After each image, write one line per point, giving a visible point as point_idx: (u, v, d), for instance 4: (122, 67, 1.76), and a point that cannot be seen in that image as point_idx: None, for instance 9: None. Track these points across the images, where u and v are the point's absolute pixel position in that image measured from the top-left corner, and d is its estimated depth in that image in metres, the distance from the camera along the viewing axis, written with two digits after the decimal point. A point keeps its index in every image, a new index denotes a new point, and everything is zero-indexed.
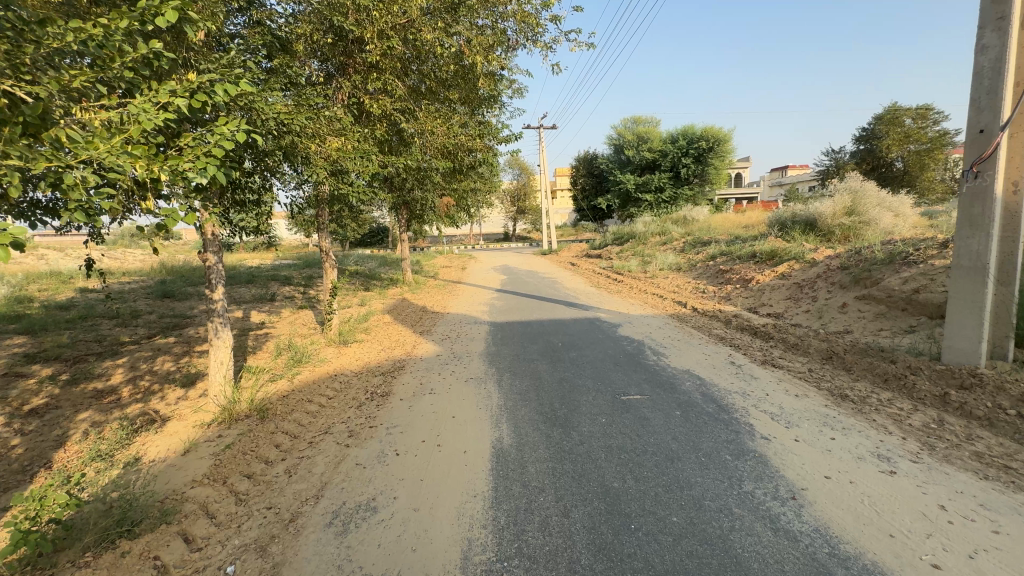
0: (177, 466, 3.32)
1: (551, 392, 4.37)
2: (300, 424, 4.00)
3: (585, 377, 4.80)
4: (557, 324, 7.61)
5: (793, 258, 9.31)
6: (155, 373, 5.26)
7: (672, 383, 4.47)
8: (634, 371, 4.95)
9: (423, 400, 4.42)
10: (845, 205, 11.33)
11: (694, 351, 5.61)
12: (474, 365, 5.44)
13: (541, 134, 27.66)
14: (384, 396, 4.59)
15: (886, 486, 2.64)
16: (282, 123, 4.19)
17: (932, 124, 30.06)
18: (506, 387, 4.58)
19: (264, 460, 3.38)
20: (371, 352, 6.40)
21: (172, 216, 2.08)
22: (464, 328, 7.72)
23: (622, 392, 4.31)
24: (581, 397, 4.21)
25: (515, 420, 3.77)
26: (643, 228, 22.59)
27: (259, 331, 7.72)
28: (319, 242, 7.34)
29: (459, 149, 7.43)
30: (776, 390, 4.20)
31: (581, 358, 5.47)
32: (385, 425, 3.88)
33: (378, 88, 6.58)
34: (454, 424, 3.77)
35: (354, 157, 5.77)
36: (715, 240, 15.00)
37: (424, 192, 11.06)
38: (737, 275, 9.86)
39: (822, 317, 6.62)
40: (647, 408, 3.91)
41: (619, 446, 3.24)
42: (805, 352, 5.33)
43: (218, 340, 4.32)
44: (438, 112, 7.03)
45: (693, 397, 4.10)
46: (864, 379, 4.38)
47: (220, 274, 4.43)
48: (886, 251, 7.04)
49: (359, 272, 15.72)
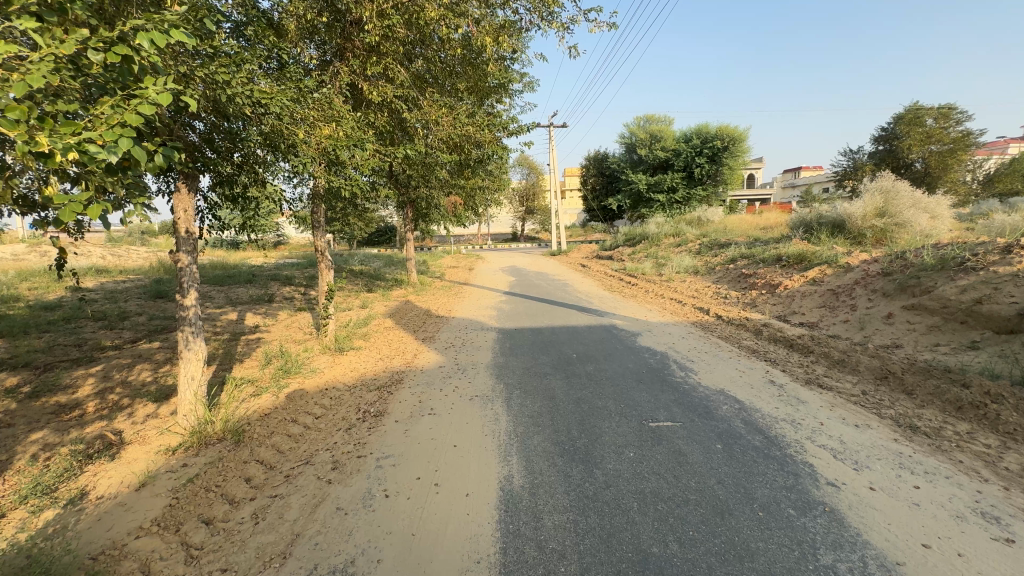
0: (126, 506, 2.79)
1: (567, 415, 3.82)
2: (278, 451, 3.47)
3: (606, 396, 4.23)
4: (571, 331, 7.04)
5: (824, 262, 8.65)
6: (128, 384, 4.78)
7: (707, 407, 3.90)
8: (659, 389, 4.37)
9: (421, 422, 3.87)
10: (876, 206, 10.63)
11: (726, 366, 5.02)
12: (479, 380, 4.88)
13: (551, 133, 26.99)
14: (378, 417, 4.05)
15: (1007, 562, 2.05)
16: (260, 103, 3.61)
17: (955, 123, 29.03)
18: (515, 409, 4.03)
19: (229, 499, 2.84)
20: (368, 361, 5.88)
21: (70, 207, 1.56)
22: (470, 335, 7.17)
23: (650, 418, 3.73)
24: (602, 423, 3.65)
25: (527, 453, 3.21)
26: (656, 228, 21.88)
27: (251, 335, 7.22)
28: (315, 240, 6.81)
29: (467, 142, 6.86)
30: (831, 419, 3.60)
31: (600, 373, 4.90)
32: (375, 455, 3.34)
33: (378, 74, 6.05)
34: (456, 457, 3.22)
35: (351, 146, 5.20)
36: (734, 242, 14.33)
37: (430, 189, 10.53)
38: (762, 280, 9.21)
39: (865, 329, 5.99)
40: (681, 438, 3.34)
41: (654, 492, 2.68)
42: (853, 370, 4.71)
43: (188, 353, 3.80)
44: (443, 101, 6.48)
45: (734, 426, 3.52)
46: (932, 406, 3.77)
47: (193, 277, 3.91)
48: (934, 256, 6.40)
49: (362, 273, 15.20)
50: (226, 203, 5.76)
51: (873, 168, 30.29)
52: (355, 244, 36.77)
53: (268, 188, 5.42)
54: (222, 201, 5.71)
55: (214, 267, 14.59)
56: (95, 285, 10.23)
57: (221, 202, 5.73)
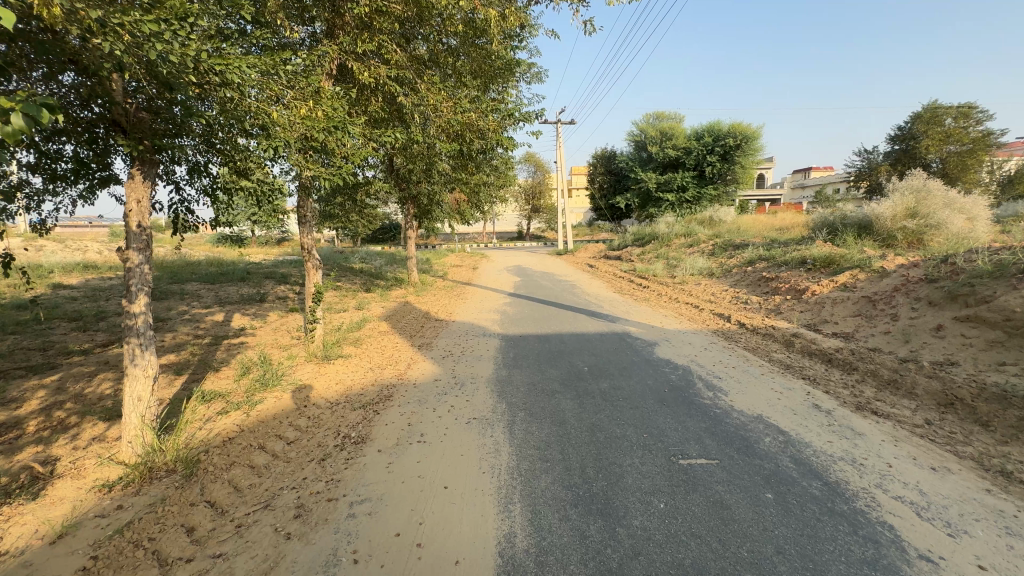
0: (29, 568, 2.22)
1: (581, 447, 3.22)
2: (235, 490, 2.90)
3: (626, 423, 3.62)
4: (581, 339, 6.46)
5: (855, 266, 8.00)
6: (81, 399, 4.23)
7: (747, 440, 3.29)
8: (686, 414, 3.76)
9: (409, 453, 3.29)
10: (907, 206, 9.96)
11: (760, 386, 4.40)
12: (478, 398, 4.30)
13: (558, 128, 25.87)
14: (359, 443, 3.48)
15: None
16: (213, 68, 2.96)
17: (975, 123, 28.14)
18: (519, 437, 3.44)
19: (158, 563, 2.27)
20: (356, 373, 5.31)
21: None
22: (470, 342, 6.58)
23: (679, 453, 3.13)
24: (624, 459, 3.05)
25: (533, 502, 2.61)
26: (666, 227, 21.15)
27: (235, 339, 6.68)
28: (303, 238, 6.23)
29: (469, 129, 6.25)
30: (900, 459, 2.99)
31: (616, 392, 4.30)
32: (348, 497, 2.76)
33: (371, 53, 5.46)
34: (446, 505, 2.63)
35: (331, 128, 4.37)
36: (751, 243, 13.67)
37: (431, 183, 9.96)
38: (786, 284, 8.57)
39: (911, 342, 5.36)
40: (721, 483, 2.74)
41: (698, 566, 2.07)
42: (909, 393, 4.10)
43: (135, 369, 3.21)
44: (443, 84, 5.88)
45: (783, 467, 2.92)
46: (1019, 443, 3.15)
47: (144, 279, 3.34)
48: (988, 262, 5.75)
49: (361, 272, 14.63)
50: (209, 197, 5.27)
51: (889, 168, 29.40)
52: (358, 241, 36.21)
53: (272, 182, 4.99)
54: (205, 194, 5.22)
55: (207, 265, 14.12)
56: (78, 284, 9.70)
57: (203, 194, 5.24)
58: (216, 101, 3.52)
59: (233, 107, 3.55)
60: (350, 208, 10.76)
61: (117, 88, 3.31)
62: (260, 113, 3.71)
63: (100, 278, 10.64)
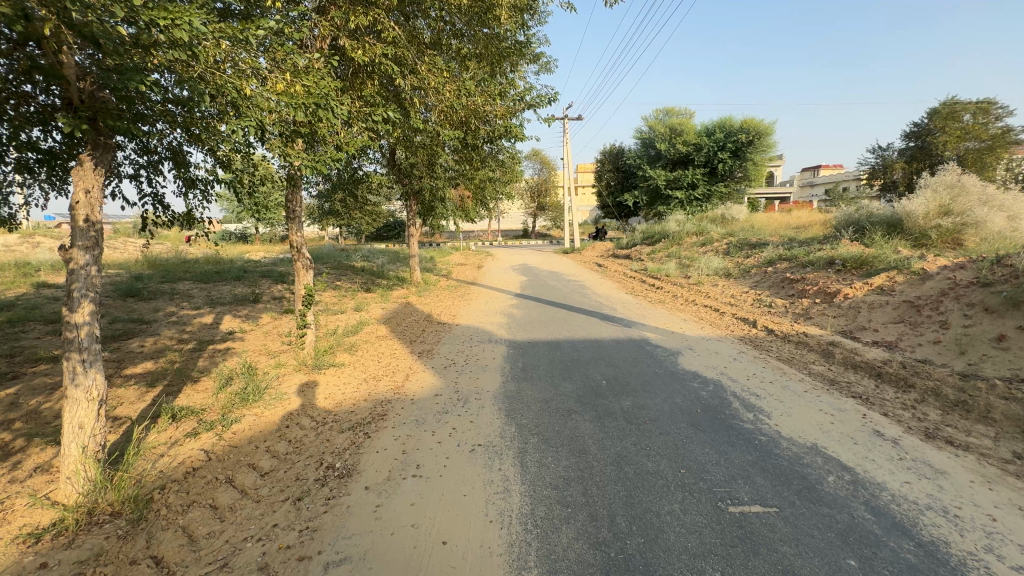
0: None
1: (607, 488, 2.68)
2: (190, 542, 2.38)
3: (658, 454, 3.08)
4: (596, 346, 5.92)
5: (890, 268, 7.40)
6: (35, 417, 3.73)
7: (807, 480, 2.73)
8: (727, 443, 3.22)
9: (402, 491, 2.76)
10: (940, 203, 9.32)
11: (807, 407, 3.84)
12: (484, 418, 3.77)
13: (566, 124, 25.29)
14: (344, 477, 2.95)
15: None
16: (153, 21, 2.41)
17: (994, 119, 27.28)
18: (533, 472, 2.90)
19: None
20: (347, 385, 4.79)
21: None
22: (474, 348, 6.05)
23: (727, 496, 2.59)
24: (662, 505, 2.51)
25: (554, 569, 2.07)
26: (677, 225, 20.42)
27: (221, 344, 6.19)
28: (292, 234, 5.67)
29: (474, 114, 5.66)
30: (1002, 509, 2.43)
31: (642, 413, 3.76)
32: (323, 555, 2.23)
33: (367, 29, 4.91)
34: (445, 570, 2.10)
35: (312, 107, 3.74)
36: (768, 242, 13.05)
37: (434, 177, 9.43)
38: (814, 287, 7.97)
39: (967, 354, 4.78)
40: (787, 544, 2.19)
41: None
42: (983, 418, 3.53)
43: (76, 392, 2.70)
44: (444, 65, 5.33)
45: (862, 520, 2.36)
46: None
47: (89, 284, 2.84)
48: None
49: (362, 272, 14.09)
50: (189, 187, 4.74)
51: (905, 165, 28.52)
52: (362, 239, 35.72)
53: (267, 170, 4.33)
54: (185, 183, 4.70)
55: (204, 262, 13.65)
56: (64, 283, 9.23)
57: (183, 184, 4.71)
58: (173, 71, 2.98)
59: (188, 78, 2.96)
60: (349, 204, 10.23)
61: (65, 61, 2.82)
62: (227, 87, 3.17)
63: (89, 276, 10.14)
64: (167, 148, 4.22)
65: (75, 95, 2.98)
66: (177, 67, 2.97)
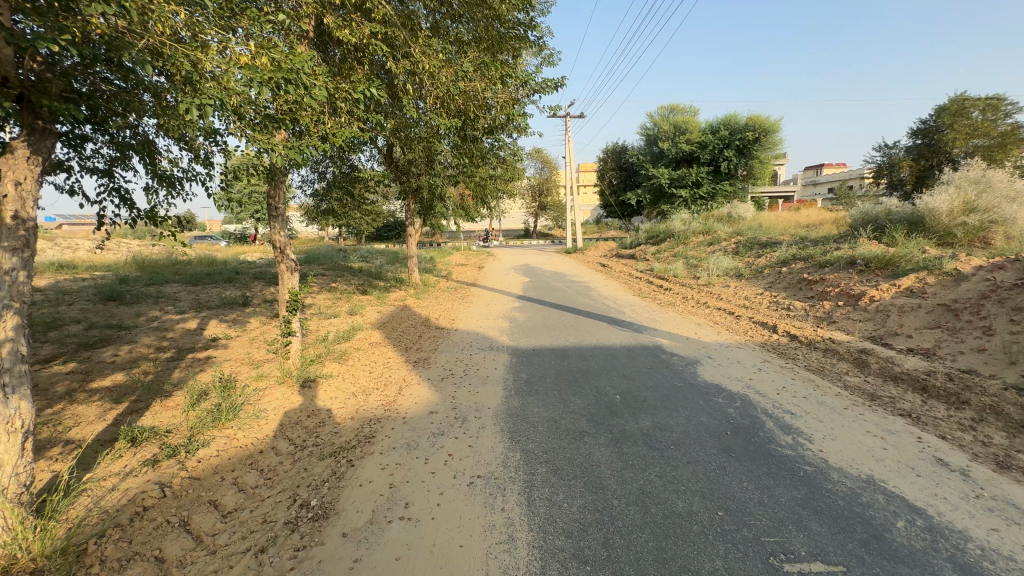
0: None
1: (633, 538, 2.22)
2: None
3: (688, 490, 2.62)
4: (607, 354, 5.46)
5: (919, 268, 6.92)
6: None
7: (872, 527, 2.27)
8: (768, 475, 2.75)
9: (387, 539, 2.31)
10: (966, 199, 8.81)
11: (853, 429, 3.36)
12: (484, 441, 3.31)
13: (568, 121, 24.49)
14: (319, 520, 2.50)
15: None
16: None
17: (1005, 115, 26.67)
18: (542, 513, 2.45)
19: None
20: (334, 400, 4.34)
21: None
22: (475, 357, 5.59)
23: (781, 550, 2.12)
24: (702, 562, 2.05)
25: None
26: (682, 224, 19.93)
27: (202, 353, 5.74)
28: (275, 234, 5.21)
29: (471, 101, 5.20)
30: None
31: (664, 436, 3.29)
32: None
33: (354, 7, 4.43)
34: None
35: (279, 82, 3.22)
36: (780, 242, 12.54)
37: (431, 174, 8.94)
38: (836, 288, 7.49)
39: (1018, 363, 4.31)
40: None
41: None
42: None
43: None
44: (439, 48, 4.85)
45: None
46: None
47: (15, 292, 2.38)
48: None
49: (359, 273, 13.63)
50: (161, 182, 4.31)
51: (913, 163, 27.89)
52: (361, 238, 35.23)
53: (249, 161, 3.93)
54: (157, 178, 4.28)
55: (196, 263, 13.22)
56: (45, 286, 8.79)
57: (155, 179, 4.28)
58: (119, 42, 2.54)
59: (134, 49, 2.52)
60: (345, 204, 9.79)
61: None
62: (182, 59, 2.71)
63: (72, 279, 9.67)
64: (135, 137, 3.81)
65: (11, 71, 2.47)
66: (120, 34, 2.53)
